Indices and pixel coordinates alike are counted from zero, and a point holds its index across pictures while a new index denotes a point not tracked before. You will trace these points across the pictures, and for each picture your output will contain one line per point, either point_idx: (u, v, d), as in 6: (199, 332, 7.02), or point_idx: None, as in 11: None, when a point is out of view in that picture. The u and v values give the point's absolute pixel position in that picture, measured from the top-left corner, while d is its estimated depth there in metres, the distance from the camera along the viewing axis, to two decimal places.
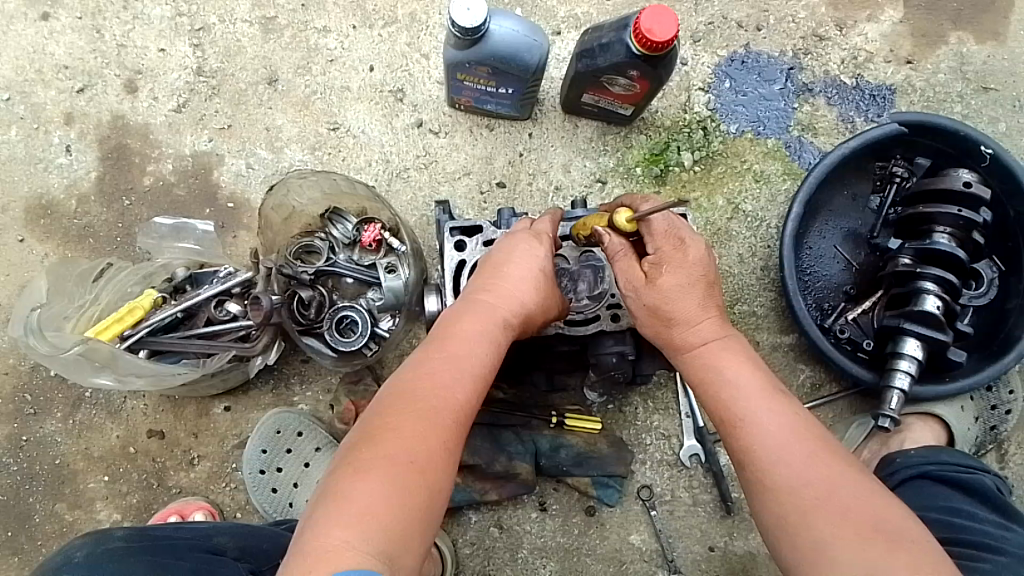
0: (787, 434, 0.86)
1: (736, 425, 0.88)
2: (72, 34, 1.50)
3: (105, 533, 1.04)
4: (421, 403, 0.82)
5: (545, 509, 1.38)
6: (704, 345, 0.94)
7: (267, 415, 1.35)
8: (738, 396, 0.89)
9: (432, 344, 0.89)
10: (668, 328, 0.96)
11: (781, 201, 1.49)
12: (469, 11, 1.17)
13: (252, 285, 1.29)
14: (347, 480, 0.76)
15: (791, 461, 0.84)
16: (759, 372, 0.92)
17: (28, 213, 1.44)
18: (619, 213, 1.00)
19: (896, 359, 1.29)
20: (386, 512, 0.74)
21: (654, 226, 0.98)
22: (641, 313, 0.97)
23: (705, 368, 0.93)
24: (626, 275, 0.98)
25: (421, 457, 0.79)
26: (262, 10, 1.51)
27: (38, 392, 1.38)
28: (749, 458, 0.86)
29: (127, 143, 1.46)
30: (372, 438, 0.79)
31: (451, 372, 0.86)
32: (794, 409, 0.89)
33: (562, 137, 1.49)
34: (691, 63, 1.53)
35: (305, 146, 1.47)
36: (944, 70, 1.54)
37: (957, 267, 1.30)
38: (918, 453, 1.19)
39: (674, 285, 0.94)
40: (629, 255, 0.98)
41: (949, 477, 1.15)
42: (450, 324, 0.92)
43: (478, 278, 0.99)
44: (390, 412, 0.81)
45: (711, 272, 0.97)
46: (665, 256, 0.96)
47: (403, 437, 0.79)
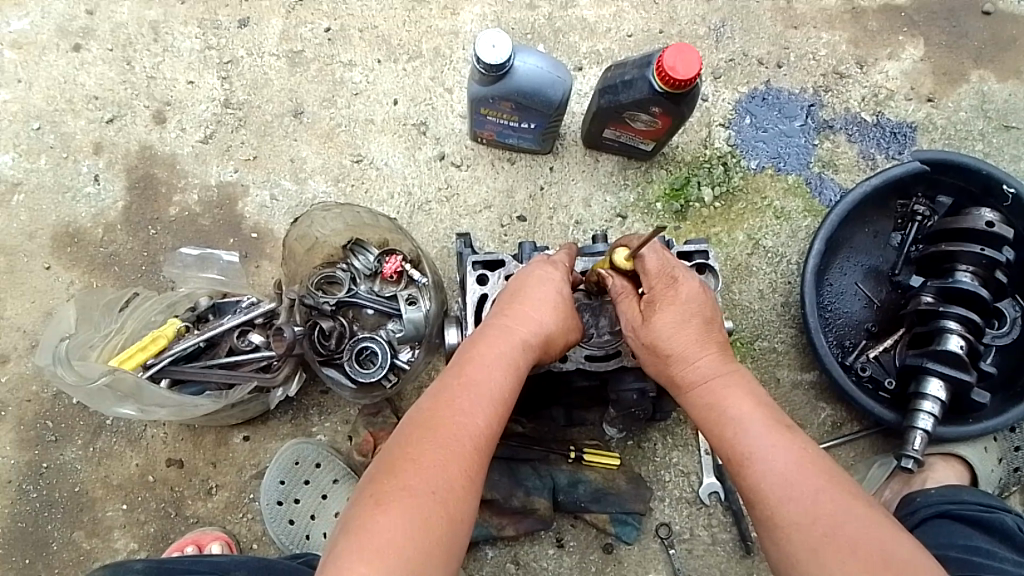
0: (795, 469, 0.84)
1: (742, 464, 0.86)
2: (103, 66, 1.53)
3: (125, 564, 1.04)
4: (438, 434, 0.82)
5: (562, 545, 1.37)
6: (704, 383, 0.93)
7: (287, 444, 1.35)
8: (743, 433, 0.87)
9: (450, 374, 0.89)
10: (669, 366, 0.96)
11: (801, 237, 1.48)
12: (494, 48, 1.18)
13: (275, 315, 1.31)
14: (368, 514, 0.76)
15: (800, 497, 0.82)
16: (763, 409, 0.90)
17: (55, 241, 1.46)
18: (615, 250, 1.02)
19: (919, 399, 1.28)
20: (408, 542, 0.74)
21: (647, 264, 0.99)
22: (642, 352, 0.99)
23: (710, 406, 0.92)
24: (627, 316, 1.00)
25: (439, 487, 0.78)
26: (289, 44, 1.54)
27: (60, 418, 1.39)
28: (759, 496, 0.84)
29: (154, 173, 1.48)
30: (391, 471, 0.79)
31: (472, 398, 0.86)
32: (800, 443, 0.87)
33: (583, 171, 1.50)
34: (712, 99, 1.54)
35: (329, 177, 1.49)
36: (966, 108, 1.54)
37: (980, 307, 1.29)
38: (938, 492, 1.17)
39: (668, 322, 0.96)
40: (630, 296, 1.01)
41: (968, 516, 1.13)
42: (468, 354, 0.92)
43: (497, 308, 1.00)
44: (410, 445, 0.81)
45: (707, 309, 0.98)
46: (658, 293, 0.98)
47: (420, 469, 0.79)
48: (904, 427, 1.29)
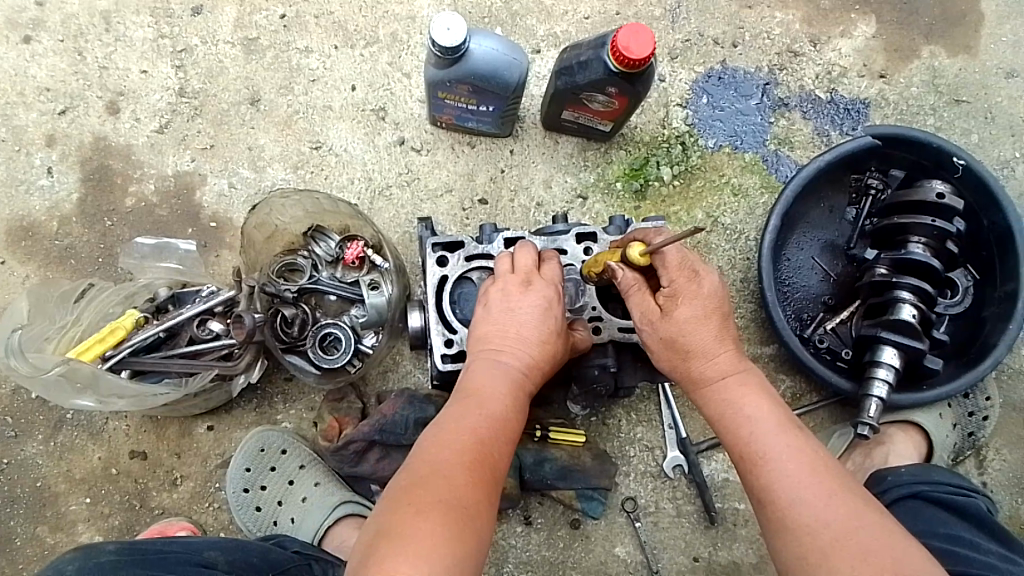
0: (807, 471, 0.87)
1: (756, 462, 0.89)
2: (54, 57, 1.50)
3: (94, 547, 1.02)
4: (460, 453, 0.86)
5: (530, 522, 1.38)
6: (722, 381, 0.95)
7: (251, 432, 1.34)
8: (759, 433, 0.90)
9: (464, 399, 0.94)
10: (685, 363, 0.96)
11: (759, 214, 1.50)
12: (449, 31, 1.18)
13: (235, 303, 1.29)
14: (401, 521, 0.77)
15: (810, 498, 0.85)
16: (777, 408, 0.93)
17: (9, 235, 1.44)
18: (632, 248, 1.00)
19: (873, 368, 1.30)
20: (446, 546, 0.76)
21: (668, 258, 0.98)
22: (656, 346, 0.98)
23: (724, 403, 0.94)
24: (640, 309, 0.99)
25: (468, 500, 0.81)
26: (244, 31, 1.52)
27: (20, 414, 1.37)
28: (769, 497, 0.87)
29: (109, 164, 1.46)
30: (414, 486, 0.81)
31: (482, 429, 0.90)
32: (811, 445, 0.90)
33: (543, 153, 1.51)
34: (669, 79, 1.55)
35: (288, 165, 1.48)
36: (917, 83, 1.57)
37: (932, 276, 1.32)
38: (910, 472, 1.19)
39: (689, 317, 0.95)
40: (644, 290, 1.00)
41: (942, 499, 1.15)
42: (477, 380, 0.96)
43: (479, 340, 1.01)
44: (434, 459, 0.85)
45: (724, 305, 0.97)
46: (679, 287, 0.96)
47: (448, 485, 0.81)
48: (860, 396, 1.31)
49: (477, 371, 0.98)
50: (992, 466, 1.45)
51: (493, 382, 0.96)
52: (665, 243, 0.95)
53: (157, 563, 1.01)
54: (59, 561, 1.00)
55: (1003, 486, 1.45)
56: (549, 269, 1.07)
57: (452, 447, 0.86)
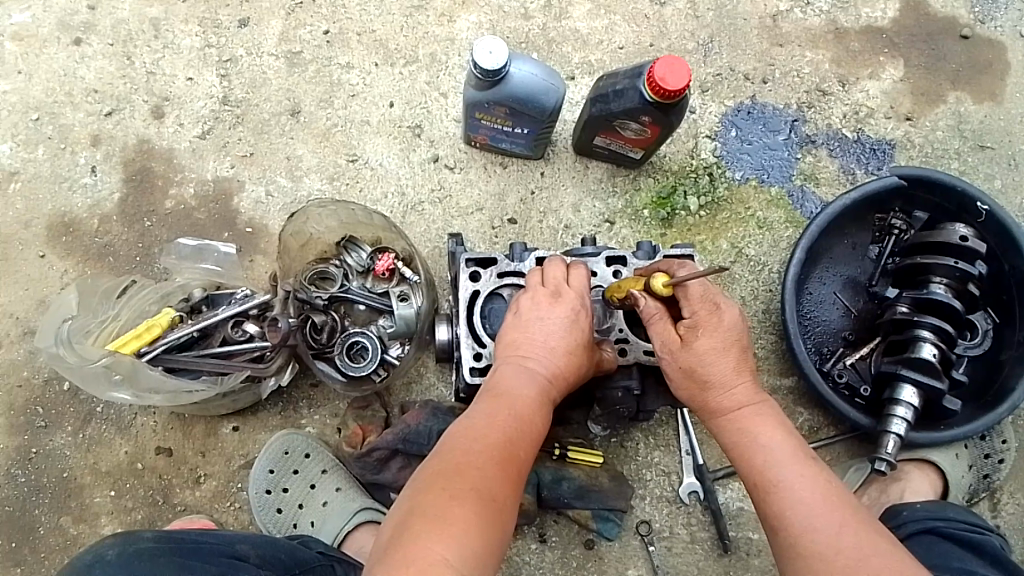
0: (821, 500, 0.89)
1: (769, 489, 0.92)
2: (103, 60, 1.55)
3: (134, 535, 1.06)
4: (489, 448, 0.88)
5: (544, 541, 1.40)
6: (739, 411, 0.97)
7: (276, 436, 1.37)
8: (773, 461, 0.93)
9: (493, 398, 0.96)
10: (703, 392, 0.98)
11: (783, 247, 1.53)
12: (491, 54, 1.22)
13: (269, 307, 1.33)
14: (434, 507, 0.80)
15: (824, 525, 0.87)
16: (791, 440, 0.95)
17: (50, 230, 1.47)
18: (655, 278, 1.00)
19: (892, 406, 1.32)
20: (476, 534, 0.78)
21: (691, 291, 0.99)
22: (675, 375, 1.00)
23: (739, 431, 0.97)
24: (661, 338, 1.00)
25: (496, 492, 0.84)
26: (289, 44, 1.57)
27: (50, 405, 1.40)
28: (782, 523, 0.89)
29: (151, 166, 1.50)
30: (444, 475, 0.84)
31: (509, 427, 0.92)
32: (824, 476, 0.92)
33: (573, 177, 1.54)
34: (699, 112, 1.59)
35: (324, 176, 1.51)
36: (942, 127, 1.60)
37: (953, 317, 1.34)
38: (925, 507, 1.21)
39: (709, 349, 0.97)
40: (665, 319, 1.01)
41: (957, 535, 1.17)
42: (505, 381, 0.99)
43: (507, 345, 1.03)
44: (467, 451, 0.87)
45: (743, 337, 0.99)
46: (701, 319, 0.98)
47: (478, 477, 0.84)
48: (878, 432, 1.33)
49: (505, 372, 1.00)
50: (1006, 509, 1.46)
51: (521, 385, 0.98)
52: (690, 277, 0.96)
53: (194, 552, 1.04)
54: (97, 548, 1.04)
55: (1016, 529, 1.46)
56: (576, 279, 1.08)
57: (481, 441, 0.89)
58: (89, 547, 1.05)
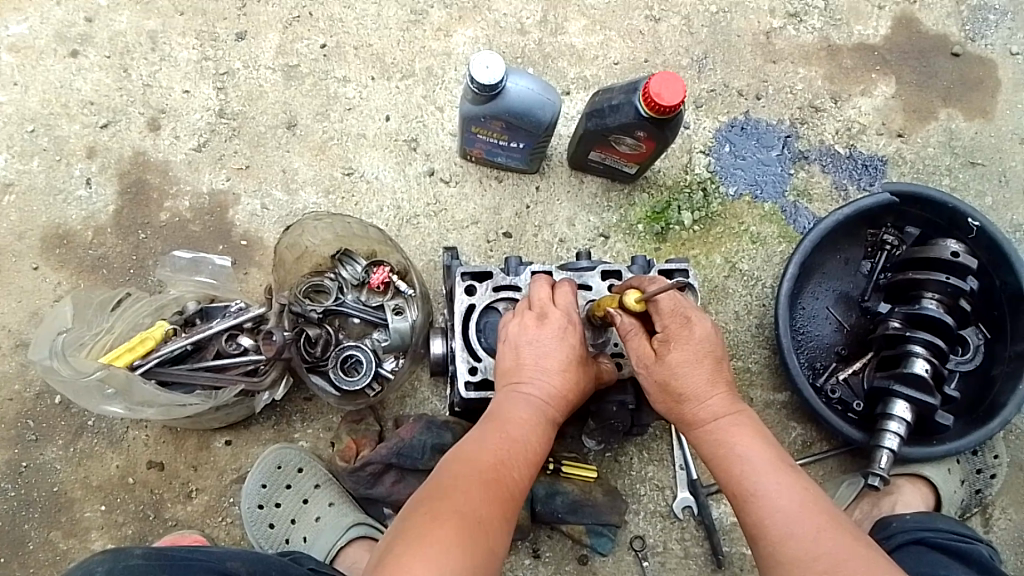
0: (797, 507, 0.89)
1: (747, 498, 0.92)
2: (100, 72, 1.55)
3: (124, 551, 1.04)
4: (477, 472, 0.89)
5: (538, 556, 1.40)
6: (715, 422, 0.96)
7: (269, 449, 1.36)
8: (750, 470, 0.92)
9: (489, 423, 0.97)
10: (679, 404, 0.98)
11: (776, 262, 1.54)
12: (487, 68, 1.23)
13: (263, 320, 1.33)
14: (419, 531, 0.81)
15: (802, 532, 0.87)
16: (768, 448, 0.95)
17: (44, 242, 1.47)
18: (627, 294, 1.01)
19: (886, 421, 1.33)
20: (460, 557, 0.79)
21: (660, 305, 0.99)
22: (652, 389, 1.00)
23: (717, 443, 0.96)
24: (636, 353, 1.00)
25: (482, 513, 0.85)
26: (286, 58, 1.58)
27: (42, 418, 1.39)
28: (762, 532, 0.89)
29: (146, 178, 1.50)
30: (430, 500, 0.85)
31: (499, 450, 0.93)
32: (802, 482, 0.92)
33: (568, 191, 1.55)
34: (694, 127, 1.60)
35: (320, 189, 1.52)
36: (934, 144, 1.62)
37: (945, 333, 1.35)
38: (915, 518, 1.21)
39: (683, 362, 0.97)
40: (640, 334, 1.01)
41: (945, 544, 1.17)
42: (501, 406, 1.00)
43: (504, 372, 1.03)
44: (454, 476, 0.88)
45: (717, 349, 0.99)
46: (672, 333, 0.98)
47: (464, 500, 0.85)
48: (871, 446, 1.34)
49: (502, 400, 1.01)
50: (998, 524, 1.47)
51: (516, 410, 0.98)
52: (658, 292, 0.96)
53: (188, 570, 1.03)
54: (89, 562, 1.04)
55: (1007, 544, 1.46)
56: (562, 296, 1.07)
57: (469, 466, 0.90)
58: (81, 562, 1.05)
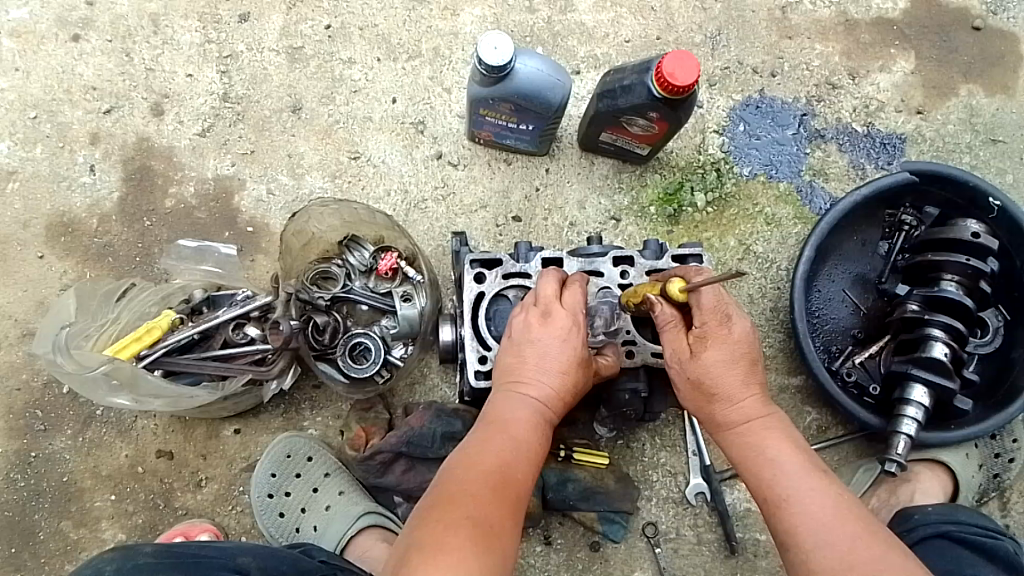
0: (830, 513, 0.86)
1: (778, 503, 0.89)
2: (102, 57, 1.53)
3: (133, 548, 1.06)
4: (488, 477, 0.87)
5: (550, 542, 1.39)
6: (746, 424, 0.95)
7: (278, 438, 1.36)
8: (782, 475, 0.90)
9: (489, 426, 0.95)
10: (710, 404, 0.96)
11: (792, 244, 1.51)
12: (496, 49, 1.19)
13: (270, 309, 1.30)
14: (432, 536, 0.79)
15: (835, 540, 0.84)
16: (801, 453, 0.92)
17: (49, 230, 1.46)
18: (672, 283, 0.99)
19: (903, 405, 1.30)
20: (473, 561, 0.77)
21: (703, 299, 0.97)
22: (683, 386, 0.98)
23: (747, 447, 0.94)
24: (672, 348, 0.99)
25: (495, 519, 0.83)
26: (290, 40, 1.55)
27: (51, 408, 1.39)
28: (792, 538, 0.87)
29: (151, 164, 1.48)
30: (442, 505, 0.83)
31: (506, 453, 0.91)
32: (836, 489, 0.89)
33: (579, 174, 1.52)
34: (707, 106, 1.56)
35: (326, 174, 1.49)
36: (954, 121, 1.57)
37: (964, 315, 1.32)
38: (936, 512, 1.19)
39: (717, 359, 0.95)
40: (678, 328, 0.99)
41: (970, 540, 1.15)
42: (498, 408, 0.98)
43: (505, 374, 1.01)
44: (460, 481, 0.86)
45: (753, 350, 0.97)
46: (710, 331, 0.96)
47: (473, 504, 0.83)
48: (888, 432, 1.31)
49: (500, 402, 0.99)
50: (1016, 508, 1.44)
51: (519, 413, 0.97)
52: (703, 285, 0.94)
53: (196, 566, 1.03)
54: (98, 561, 1.05)
55: None
56: (570, 296, 1.04)
57: (475, 470, 0.88)
58: (91, 560, 1.06)
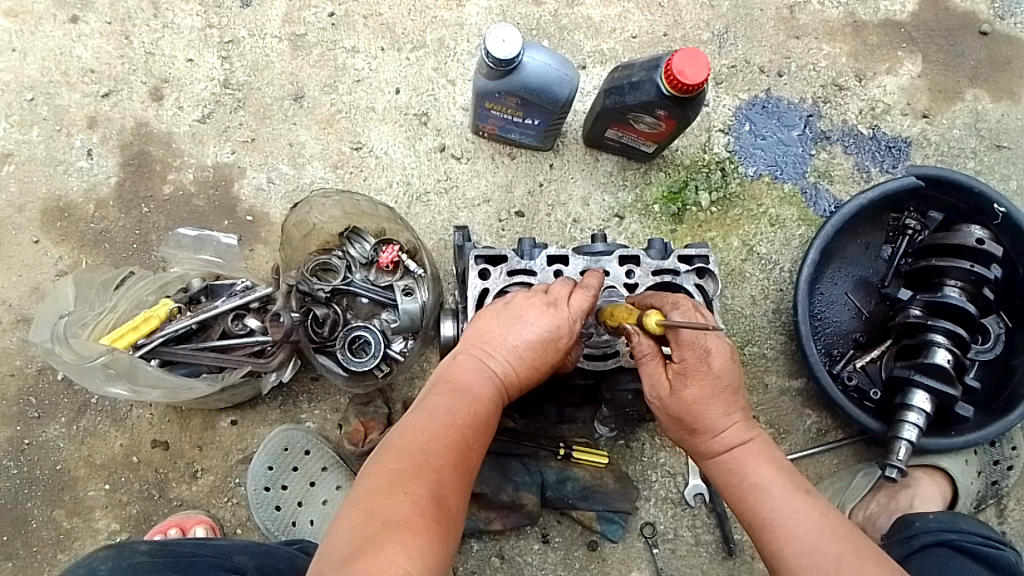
0: (817, 533, 0.85)
1: (764, 529, 0.88)
2: (101, 39, 1.50)
3: (128, 547, 1.05)
4: (445, 453, 0.81)
5: (547, 541, 1.38)
6: (729, 452, 0.93)
7: (275, 432, 1.34)
8: (767, 501, 0.88)
9: (447, 386, 0.90)
10: (691, 435, 0.94)
11: (795, 246, 1.50)
12: (504, 42, 1.18)
13: (270, 301, 1.30)
14: (379, 503, 0.75)
15: (824, 560, 0.83)
16: (785, 474, 0.91)
17: (45, 214, 1.43)
18: (649, 316, 0.93)
19: (904, 411, 1.30)
20: (423, 533, 0.73)
21: (682, 336, 0.92)
22: (666, 418, 0.96)
23: (732, 474, 0.92)
24: (651, 381, 0.95)
25: (449, 492, 0.79)
26: (292, 26, 1.52)
27: (44, 395, 1.37)
28: (781, 561, 0.85)
29: (149, 150, 1.46)
30: (395, 480, 0.77)
31: (463, 427, 0.86)
32: (821, 508, 0.87)
33: (583, 170, 1.50)
34: (713, 105, 1.55)
35: (327, 163, 1.47)
36: (959, 125, 1.57)
37: (967, 322, 1.31)
38: (940, 519, 1.19)
39: (697, 398, 0.92)
40: (657, 361, 0.95)
41: (973, 550, 1.15)
42: (458, 370, 0.93)
43: (476, 339, 0.96)
44: (412, 443, 0.82)
45: (736, 379, 0.93)
46: (689, 367, 0.92)
47: (425, 471, 0.79)
48: (889, 437, 1.31)
49: (461, 362, 0.94)
50: (1012, 514, 1.45)
51: (478, 386, 0.91)
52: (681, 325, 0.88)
53: (192, 566, 1.02)
54: (93, 559, 1.04)
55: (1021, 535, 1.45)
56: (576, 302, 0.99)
57: (429, 433, 0.83)
58: (84, 559, 1.05)
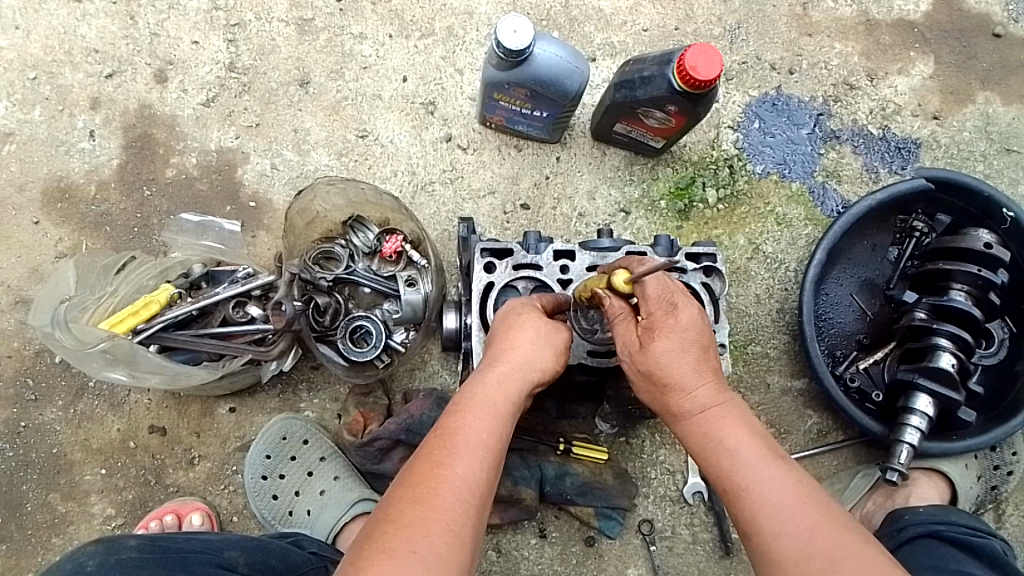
0: (791, 500, 0.81)
1: (739, 493, 0.83)
2: (105, 18, 1.48)
3: (117, 541, 1.04)
4: (440, 501, 0.74)
5: (544, 536, 1.37)
6: (702, 413, 0.88)
7: (275, 420, 1.33)
8: (742, 465, 0.84)
9: (452, 414, 0.83)
10: (665, 395, 0.90)
11: (802, 246, 1.49)
12: (516, 33, 1.16)
13: (272, 289, 1.30)
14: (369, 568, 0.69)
15: (794, 527, 0.79)
16: (760, 439, 0.87)
17: (45, 195, 1.42)
18: (616, 274, 0.93)
19: (907, 414, 1.29)
20: None
21: (648, 290, 0.90)
22: (637, 378, 0.92)
23: (705, 438, 0.88)
24: (623, 339, 0.92)
25: (443, 544, 0.71)
26: (300, 11, 1.50)
27: (41, 378, 1.36)
28: (755, 528, 0.81)
29: (153, 133, 1.44)
30: (417, 488, 0.75)
31: (463, 462, 0.78)
32: (794, 475, 0.84)
33: (590, 164, 1.49)
34: (723, 101, 1.54)
35: (332, 151, 1.46)
36: (970, 128, 1.55)
37: (972, 326, 1.30)
38: (928, 511, 1.19)
39: (666, 350, 0.88)
40: (629, 318, 0.93)
41: (958, 539, 1.15)
42: (466, 394, 0.85)
43: (491, 348, 0.93)
44: (405, 497, 0.75)
45: (706, 336, 0.91)
46: (657, 321, 0.89)
47: (418, 527, 0.72)
48: (890, 440, 1.30)
49: (470, 384, 0.87)
50: (1010, 520, 1.45)
51: (490, 403, 0.84)
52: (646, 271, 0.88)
53: (183, 563, 1.02)
54: (79, 555, 1.03)
55: (1018, 541, 1.45)
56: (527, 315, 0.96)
57: (426, 476, 0.76)
58: (71, 553, 1.03)
